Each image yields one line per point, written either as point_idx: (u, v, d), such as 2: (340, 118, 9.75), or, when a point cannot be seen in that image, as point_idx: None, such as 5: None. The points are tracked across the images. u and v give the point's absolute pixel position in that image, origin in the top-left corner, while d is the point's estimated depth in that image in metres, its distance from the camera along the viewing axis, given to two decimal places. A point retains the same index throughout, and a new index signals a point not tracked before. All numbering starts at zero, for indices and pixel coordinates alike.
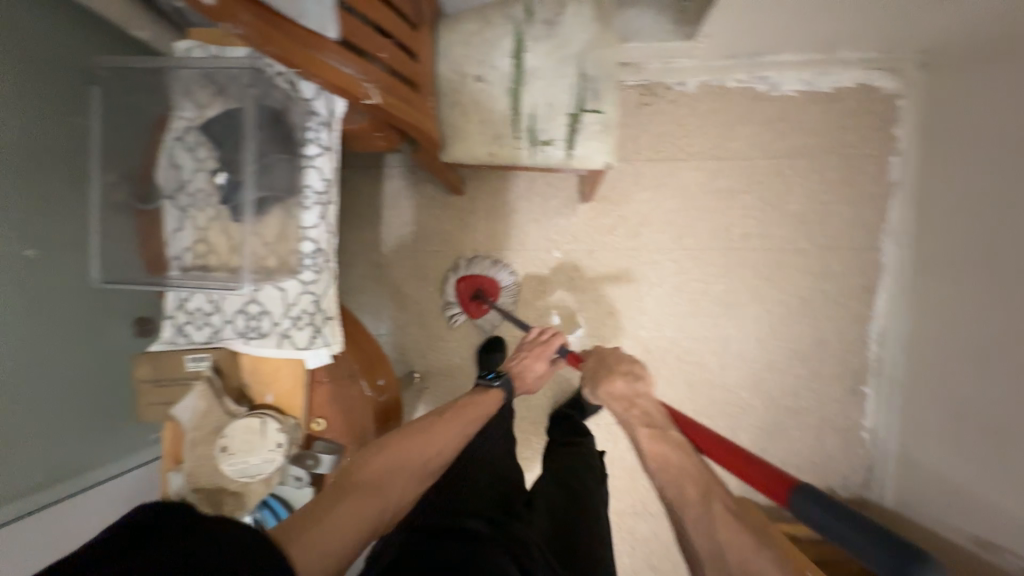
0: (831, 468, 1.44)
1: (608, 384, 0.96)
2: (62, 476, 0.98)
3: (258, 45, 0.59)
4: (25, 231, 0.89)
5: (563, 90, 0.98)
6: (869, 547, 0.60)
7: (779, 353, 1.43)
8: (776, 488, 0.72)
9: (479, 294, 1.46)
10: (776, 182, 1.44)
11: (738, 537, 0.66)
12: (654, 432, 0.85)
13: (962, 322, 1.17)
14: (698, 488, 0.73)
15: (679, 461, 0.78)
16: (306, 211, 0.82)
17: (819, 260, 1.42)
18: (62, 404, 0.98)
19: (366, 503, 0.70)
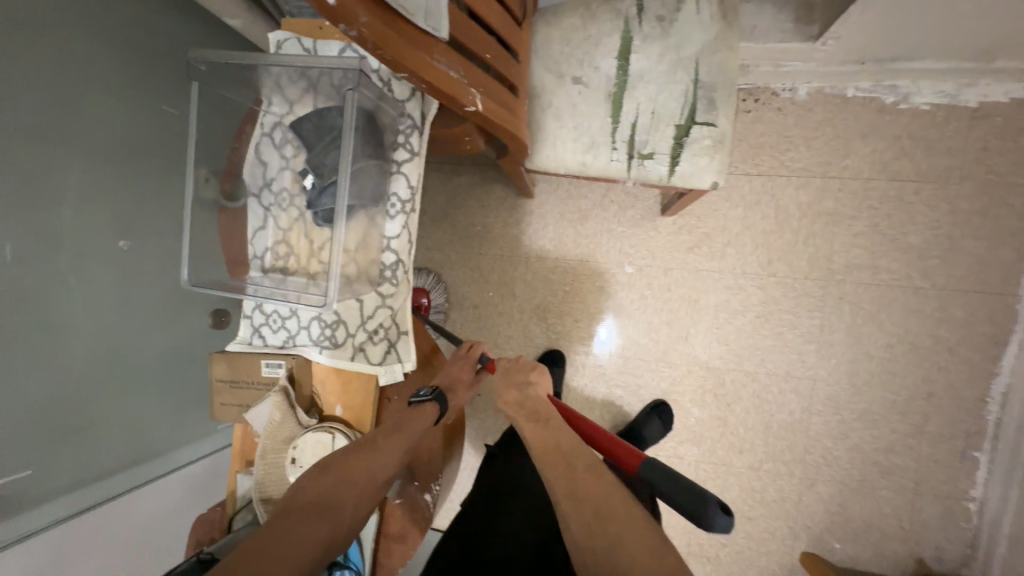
0: (924, 536, 1.28)
1: (501, 391, 0.84)
2: (146, 458, 1.01)
3: (370, 49, 0.53)
4: (116, 221, 0.90)
5: (672, 98, 0.87)
6: (687, 507, 0.59)
7: (873, 403, 1.29)
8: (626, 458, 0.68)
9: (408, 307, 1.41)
10: (894, 209, 1.26)
11: (603, 505, 0.63)
12: (534, 422, 0.76)
13: None
14: (564, 460, 0.69)
15: (560, 440, 0.72)
16: (390, 221, 0.79)
17: (936, 302, 1.25)
18: (145, 390, 1.00)
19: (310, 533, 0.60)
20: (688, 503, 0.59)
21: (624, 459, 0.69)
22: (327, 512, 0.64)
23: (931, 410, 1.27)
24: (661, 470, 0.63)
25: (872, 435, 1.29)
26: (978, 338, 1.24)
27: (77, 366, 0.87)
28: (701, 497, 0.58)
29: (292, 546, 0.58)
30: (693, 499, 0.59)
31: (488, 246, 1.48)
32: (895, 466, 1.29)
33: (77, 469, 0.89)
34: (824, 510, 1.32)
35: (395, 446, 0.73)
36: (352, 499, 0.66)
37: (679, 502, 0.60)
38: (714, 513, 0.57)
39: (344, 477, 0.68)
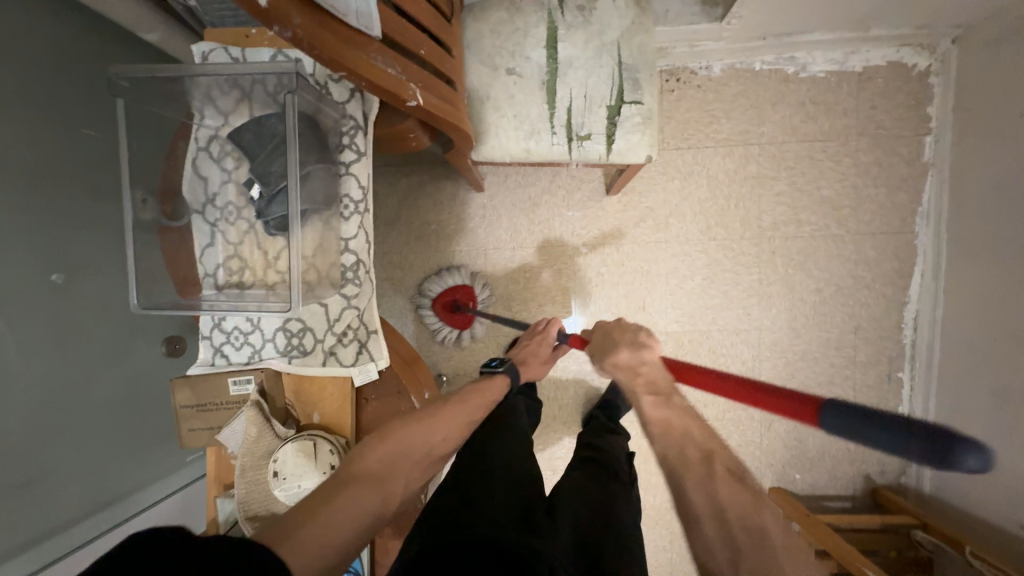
0: (868, 454, 1.44)
1: (613, 353, 0.86)
2: (108, 503, 0.95)
3: (306, 48, 0.55)
4: (42, 254, 0.84)
5: (601, 81, 0.93)
6: (926, 447, 0.52)
7: (811, 342, 1.43)
8: (799, 411, 0.63)
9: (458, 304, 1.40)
10: (807, 168, 1.40)
11: (751, 514, 0.61)
12: (653, 393, 0.77)
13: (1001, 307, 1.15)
14: (699, 450, 0.68)
15: (692, 427, 0.71)
16: (345, 222, 0.79)
17: (852, 246, 1.41)
18: (99, 430, 0.95)
19: (372, 493, 0.65)
20: (922, 442, 0.52)
21: (800, 413, 0.63)
22: (385, 477, 0.68)
23: (859, 341, 1.42)
24: (861, 416, 0.57)
25: (815, 371, 1.44)
26: (889, 273, 1.41)
27: (19, 411, 0.81)
28: (947, 434, 0.51)
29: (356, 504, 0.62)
30: (935, 438, 0.52)
31: (446, 243, 1.50)
32: (837, 396, 1.44)
33: (30, 524, 0.82)
34: (783, 446, 1.45)
35: (448, 426, 0.80)
36: (407, 470, 0.72)
37: (902, 446, 0.54)
38: (969, 452, 0.51)
39: (400, 450, 0.73)
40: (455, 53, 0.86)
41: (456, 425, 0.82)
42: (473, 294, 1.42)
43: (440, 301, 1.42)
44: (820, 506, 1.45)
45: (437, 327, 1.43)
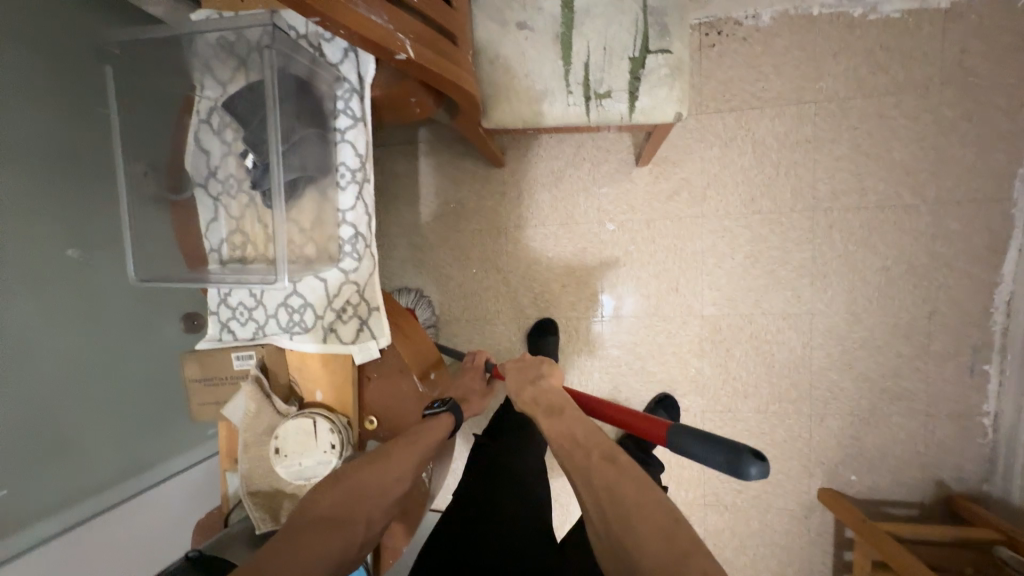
0: (942, 458, 1.26)
1: (517, 389, 0.85)
2: (137, 471, 1.01)
3: None
4: (67, 231, 0.90)
5: (623, 30, 0.83)
6: (722, 460, 0.67)
7: (874, 329, 1.25)
8: (654, 431, 0.74)
9: None
10: (875, 127, 1.21)
11: (619, 485, 0.67)
12: (549, 416, 0.78)
13: None
14: (579, 443, 0.73)
15: (576, 430, 0.74)
16: (341, 192, 0.76)
17: (931, 218, 1.20)
18: (123, 400, 1.00)
19: (315, 550, 0.62)
20: (722, 461, 0.66)
21: (655, 435, 0.75)
22: (335, 529, 0.65)
23: (934, 329, 1.23)
24: (697, 441, 0.69)
25: (878, 362, 1.26)
26: (977, 249, 1.19)
27: (45, 379, 0.87)
28: (734, 451, 0.66)
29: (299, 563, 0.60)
30: (726, 459, 0.66)
31: (464, 223, 1.45)
32: (904, 390, 1.26)
33: (62, 484, 0.89)
34: (836, 444, 1.30)
35: (407, 459, 0.73)
36: (362, 515, 0.67)
37: (713, 460, 0.67)
38: (748, 463, 0.64)
39: (355, 492, 0.68)
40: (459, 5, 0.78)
41: (414, 459, 0.73)
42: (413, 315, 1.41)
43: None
44: (880, 512, 1.29)
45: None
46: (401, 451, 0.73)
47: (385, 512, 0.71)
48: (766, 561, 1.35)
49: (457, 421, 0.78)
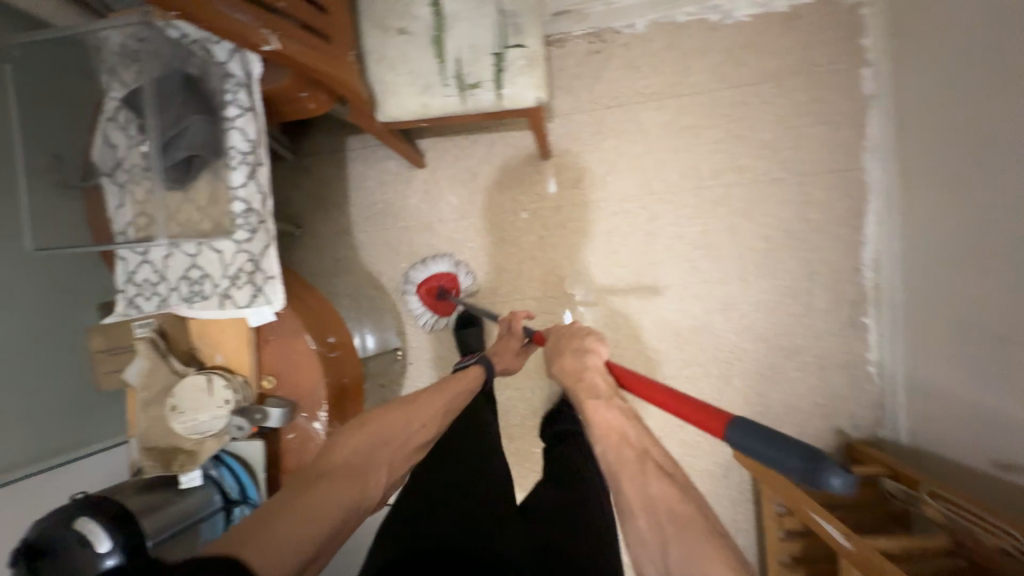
0: (839, 407, 1.35)
1: (559, 360, 0.91)
2: (45, 454, 1.05)
3: None
4: None
5: (485, 30, 0.97)
6: (796, 465, 0.55)
7: (764, 291, 1.37)
8: (709, 422, 0.67)
9: (441, 291, 1.41)
10: (742, 113, 1.37)
11: (680, 506, 0.61)
12: (594, 398, 0.80)
13: (963, 227, 1.06)
14: (634, 449, 0.69)
15: (626, 427, 0.73)
16: (233, 172, 0.85)
17: (798, 187, 1.35)
18: (30, 384, 1.04)
19: (346, 483, 0.69)
20: (797, 463, 0.54)
21: (712, 428, 0.67)
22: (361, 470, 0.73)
23: (815, 287, 1.36)
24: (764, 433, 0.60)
25: (771, 322, 1.37)
26: (841, 213, 1.34)
27: None
28: (813, 456, 0.54)
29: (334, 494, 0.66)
30: (801, 462, 0.54)
31: (393, 221, 1.56)
32: (798, 346, 1.36)
33: None
34: (744, 403, 1.38)
35: (423, 416, 0.88)
36: (384, 462, 0.77)
37: (785, 463, 0.56)
38: (829, 472, 0.52)
39: (376, 442, 0.78)
40: (332, 11, 0.91)
41: (435, 410, 0.91)
42: (457, 280, 1.43)
43: (425, 287, 1.43)
44: None
45: (419, 309, 1.44)
46: (417, 411, 0.88)
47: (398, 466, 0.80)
48: None
49: (482, 378, 1.05)
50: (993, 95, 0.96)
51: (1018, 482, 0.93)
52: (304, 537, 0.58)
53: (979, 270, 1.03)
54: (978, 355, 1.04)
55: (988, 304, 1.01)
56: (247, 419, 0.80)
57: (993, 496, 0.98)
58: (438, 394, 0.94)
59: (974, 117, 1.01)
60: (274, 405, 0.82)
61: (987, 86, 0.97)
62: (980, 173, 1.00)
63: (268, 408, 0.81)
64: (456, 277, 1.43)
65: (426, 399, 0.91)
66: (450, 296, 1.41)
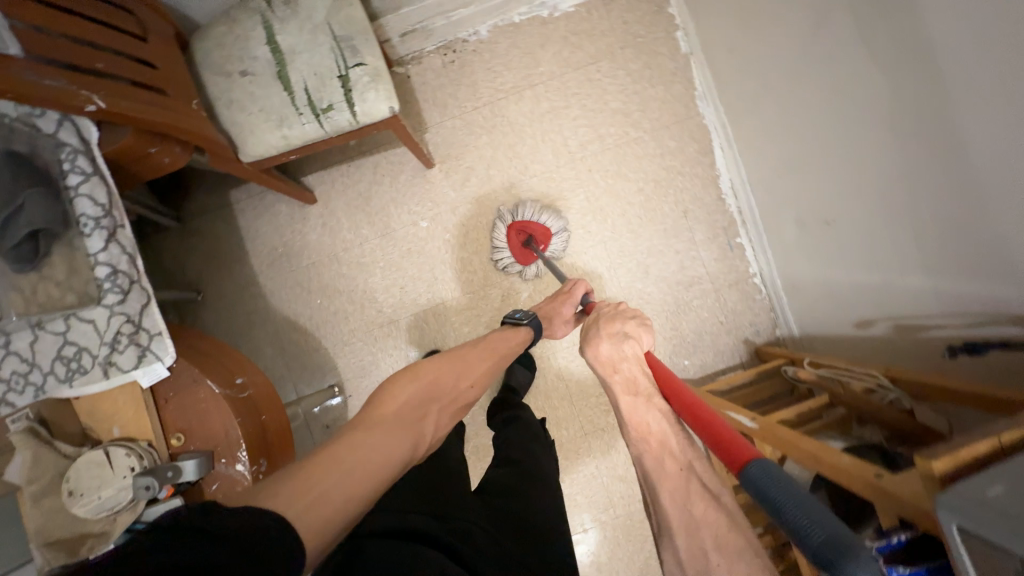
0: (741, 321, 1.52)
1: (596, 345, 0.92)
2: None
3: None
4: None
5: (325, 57, 1.03)
6: (819, 549, 0.46)
7: (652, 238, 1.52)
8: (736, 455, 0.61)
9: (530, 239, 1.45)
10: (591, 89, 1.53)
11: (725, 530, 0.63)
12: (633, 397, 0.83)
13: (784, 140, 1.25)
14: (678, 463, 0.71)
15: (669, 439, 0.75)
16: (89, 239, 0.84)
17: (654, 141, 1.53)
18: None
19: (402, 436, 0.77)
20: (820, 535, 0.46)
21: (733, 461, 0.61)
22: (416, 420, 0.83)
23: (692, 223, 1.53)
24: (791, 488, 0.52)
25: (665, 263, 1.52)
26: (694, 156, 1.53)
27: None
28: (839, 545, 0.45)
29: (388, 446, 0.74)
30: (825, 537, 0.46)
31: (298, 261, 1.54)
32: (693, 278, 1.52)
33: None
34: (664, 340, 1.51)
35: (476, 373, 1.01)
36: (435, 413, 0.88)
37: (809, 535, 0.47)
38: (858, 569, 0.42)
39: (429, 396, 0.89)
40: (165, 66, 0.94)
41: (485, 368, 1.03)
42: (549, 238, 1.46)
43: (516, 228, 1.46)
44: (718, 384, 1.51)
45: (500, 247, 1.47)
46: (474, 368, 1.01)
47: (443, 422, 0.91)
48: None
49: (531, 338, 1.13)
50: (776, 24, 1.14)
51: (873, 334, 1.11)
52: (361, 485, 0.64)
53: (814, 173, 1.18)
54: (824, 242, 1.22)
55: (818, 196, 1.19)
56: (155, 476, 0.78)
57: (862, 352, 1.15)
58: (491, 346, 1.07)
59: (765, 48, 1.20)
60: (188, 459, 0.81)
61: (769, 17, 1.16)
62: (784, 91, 1.19)
63: (180, 462, 0.79)
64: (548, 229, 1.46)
65: (477, 357, 1.02)
66: (536, 248, 1.44)
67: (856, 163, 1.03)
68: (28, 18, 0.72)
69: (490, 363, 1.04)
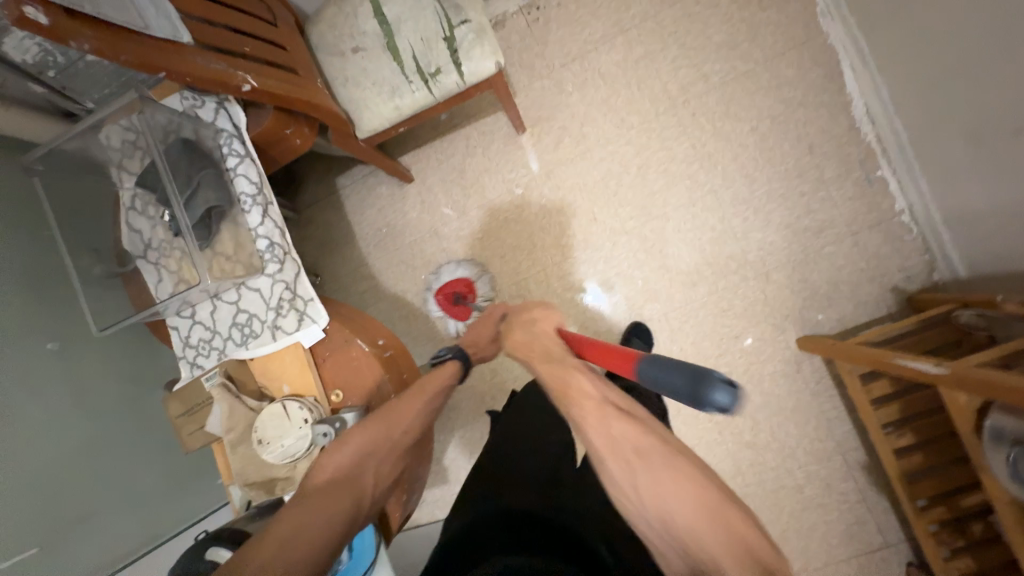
0: (887, 265, 1.32)
1: (511, 335, 0.93)
2: (155, 535, 1.04)
3: (115, 58, 0.65)
4: (43, 327, 0.97)
5: (430, 21, 1.03)
6: (689, 390, 0.57)
7: (771, 180, 1.37)
8: (626, 364, 0.68)
9: (457, 297, 1.42)
10: (690, 24, 1.40)
11: (643, 441, 0.65)
12: (548, 362, 0.81)
13: (945, 41, 1.05)
14: (594, 400, 0.71)
15: (586, 385, 0.73)
16: (249, 215, 0.91)
17: (768, 72, 1.37)
18: (120, 470, 1.03)
19: (337, 505, 0.73)
20: (684, 388, 0.57)
21: (625, 369, 0.69)
22: (352, 482, 0.77)
23: (820, 159, 1.35)
24: (659, 368, 0.61)
25: (788, 208, 1.36)
26: (817, 83, 1.35)
27: (49, 461, 0.92)
28: (698, 376, 0.56)
29: (311, 512, 0.71)
30: (687, 381, 0.57)
31: (400, 239, 1.60)
32: (824, 222, 1.35)
33: (94, 551, 0.94)
34: (791, 293, 1.37)
35: (415, 412, 0.86)
36: (374, 468, 0.80)
37: (678, 388, 0.58)
38: (714, 386, 0.54)
39: (360, 453, 0.79)
40: (291, 49, 0.99)
41: (422, 403, 0.87)
42: (474, 287, 1.43)
43: (442, 292, 1.44)
44: None
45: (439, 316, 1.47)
46: (411, 403, 0.86)
47: (387, 471, 0.82)
48: (785, 428, 1.37)
49: (463, 367, 0.97)
50: None
51: None
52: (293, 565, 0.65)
53: (989, 75, 0.98)
54: (1002, 156, 1.02)
55: (997, 103, 0.99)
56: (328, 424, 0.84)
57: None
58: (428, 381, 0.91)
59: None
60: (348, 411, 0.87)
61: None
62: None
63: (345, 414, 0.85)
64: (471, 280, 1.44)
65: (412, 395, 0.87)
66: (465, 302, 1.42)
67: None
68: (187, 9, 0.78)
69: (423, 397, 0.87)
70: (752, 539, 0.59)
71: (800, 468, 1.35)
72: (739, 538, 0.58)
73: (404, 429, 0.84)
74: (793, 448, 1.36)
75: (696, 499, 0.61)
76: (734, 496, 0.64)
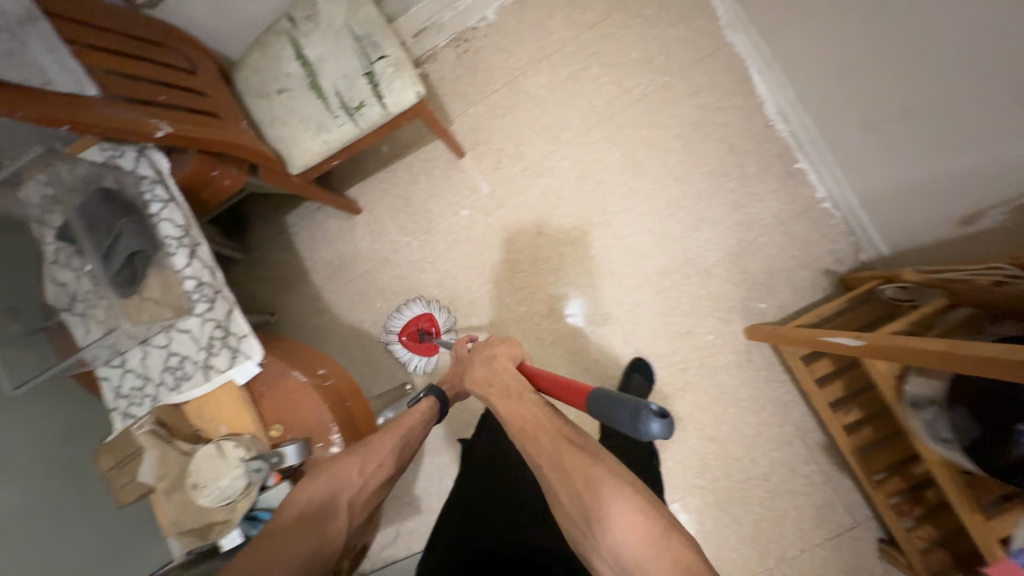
0: (817, 251, 1.39)
1: (471, 372, 0.90)
2: None
3: (11, 114, 0.67)
4: None
5: (350, 59, 1.08)
6: (629, 425, 0.65)
7: (700, 181, 1.44)
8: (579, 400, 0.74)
9: (421, 334, 1.35)
10: (607, 44, 1.50)
11: (593, 469, 0.69)
12: (505, 399, 0.82)
13: (831, 40, 1.15)
14: (549, 435, 0.74)
15: (540, 417, 0.77)
16: (175, 257, 0.91)
17: (684, 82, 1.46)
18: (49, 536, 0.98)
19: (304, 542, 0.78)
20: (627, 424, 0.65)
21: (580, 402, 0.75)
22: (319, 521, 0.80)
23: (741, 157, 1.43)
24: (606, 405, 0.68)
25: (719, 205, 1.43)
26: (730, 88, 1.44)
27: None
28: (637, 413, 0.64)
29: (284, 554, 0.76)
30: (630, 417, 0.65)
31: (353, 271, 1.61)
32: (754, 215, 1.42)
33: None
34: (732, 286, 1.42)
35: (384, 450, 0.85)
36: (345, 505, 0.82)
37: (622, 422, 0.66)
38: (649, 420, 0.63)
39: (331, 490, 0.82)
40: (213, 94, 1.03)
41: (393, 443, 0.86)
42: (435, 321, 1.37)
43: (405, 333, 1.37)
44: None
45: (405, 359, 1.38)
46: (380, 443, 0.86)
47: (361, 504, 0.84)
48: (745, 418, 1.39)
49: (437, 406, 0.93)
50: None
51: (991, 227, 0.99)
52: None
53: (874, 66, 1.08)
54: (897, 137, 1.11)
55: (887, 92, 1.08)
56: (263, 460, 0.83)
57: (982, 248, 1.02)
58: (398, 423, 0.88)
59: None
60: (287, 445, 0.86)
61: None
62: None
63: (282, 448, 0.84)
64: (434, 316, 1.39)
65: (384, 435, 0.86)
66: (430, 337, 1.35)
67: (905, 37, 0.97)
68: (95, 64, 0.81)
69: (394, 444, 0.86)
70: (696, 564, 0.61)
71: (764, 456, 1.37)
72: (683, 562, 0.61)
73: (373, 467, 0.84)
74: (754, 437, 1.38)
75: (643, 527, 0.63)
76: (680, 521, 0.66)
